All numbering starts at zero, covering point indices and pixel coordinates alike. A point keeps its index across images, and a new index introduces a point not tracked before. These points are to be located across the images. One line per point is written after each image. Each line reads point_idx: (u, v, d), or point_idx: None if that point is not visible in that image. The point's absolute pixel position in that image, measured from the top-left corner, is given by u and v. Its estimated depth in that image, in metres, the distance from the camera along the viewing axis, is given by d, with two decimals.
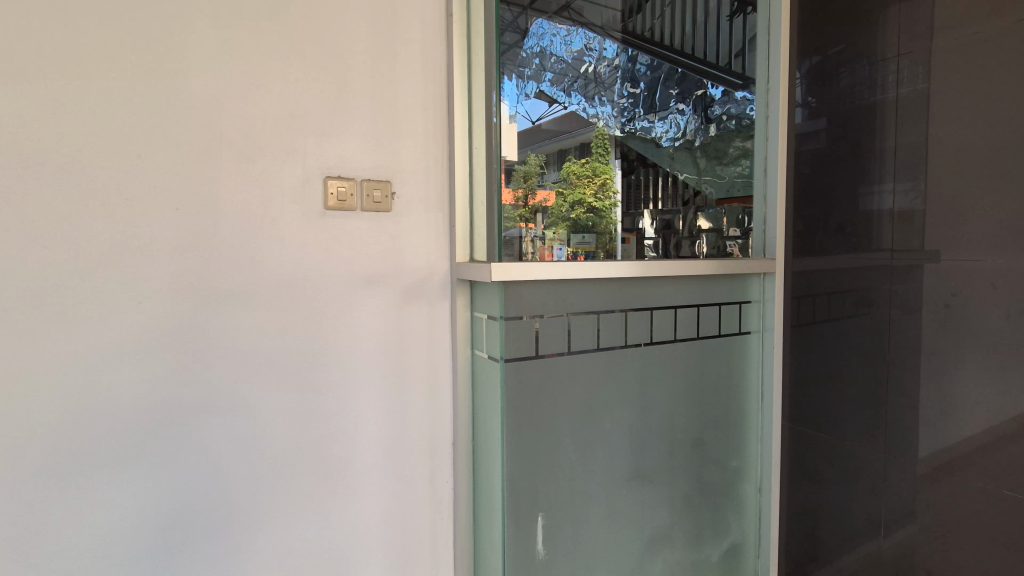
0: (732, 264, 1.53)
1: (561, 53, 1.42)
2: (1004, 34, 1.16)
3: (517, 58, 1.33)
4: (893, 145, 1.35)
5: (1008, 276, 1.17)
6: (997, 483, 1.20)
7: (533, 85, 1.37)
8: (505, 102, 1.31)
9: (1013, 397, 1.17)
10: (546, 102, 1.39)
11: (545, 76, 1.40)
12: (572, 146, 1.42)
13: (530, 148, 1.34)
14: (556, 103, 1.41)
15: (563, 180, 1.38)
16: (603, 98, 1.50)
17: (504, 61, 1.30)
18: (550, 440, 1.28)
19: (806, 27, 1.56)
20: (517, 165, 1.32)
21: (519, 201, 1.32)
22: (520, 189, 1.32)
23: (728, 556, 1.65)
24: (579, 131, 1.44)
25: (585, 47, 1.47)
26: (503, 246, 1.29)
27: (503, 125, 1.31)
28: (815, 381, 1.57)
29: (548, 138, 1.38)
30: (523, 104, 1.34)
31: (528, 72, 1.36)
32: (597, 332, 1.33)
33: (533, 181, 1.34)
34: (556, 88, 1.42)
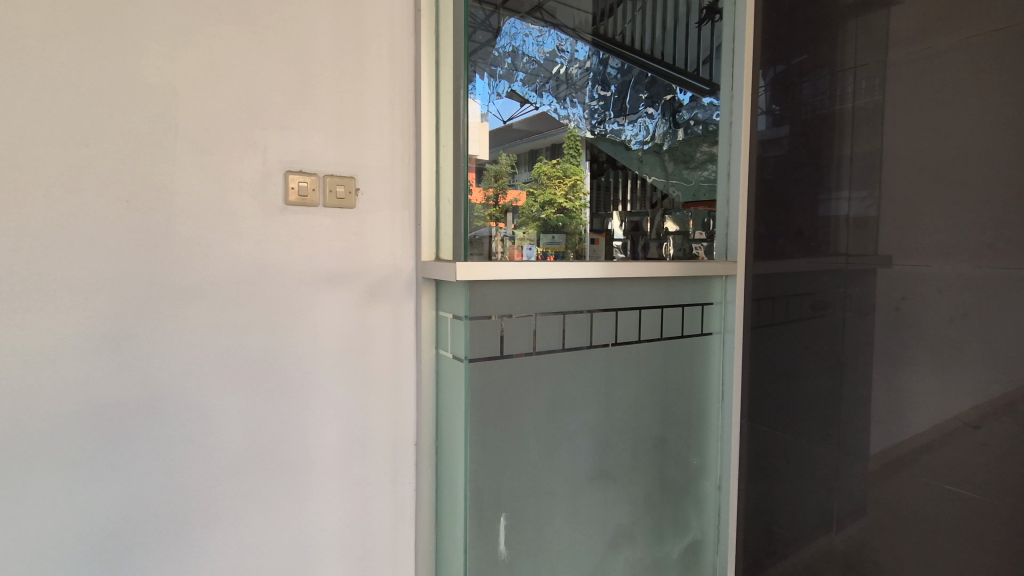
0: (694, 266, 1.57)
1: (532, 53, 1.43)
2: (951, 51, 1.22)
3: (488, 57, 1.33)
4: (849, 154, 1.39)
5: (953, 281, 1.23)
6: (939, 478, 1.26)
7: (504, 85, 1.36)
8: (475, 101, 1.29)
9: (956, 396, 1.23)
10: (517, 102, 1.39)
11: (517, 76, 1.39)
12: (544, 147, 1.43)
13: (502, 147, 1.33)
14: (527, 103, 1.41)
15: (534, 180, 1.39)
16: (574, 99, 1.51)
17: (474, 60, 1.29)
18: (514, 440, 1.28)
19: (770, 36, 1.59)
20: (488, 163, 1.31)
21: (489, 200, 1.31)
22: (491, 189, 1.31)
23: (687, 552, 1.69)
24: (550, 132, 1.45)
25: (557, 48, 1.48)
26: (472, 245, 1.27)
27: (473, 123, 1.30)
28: (773, 381, 1.61)
29: (519, 138, 1.37)
30: (494, 104, 1.33)
31: (500, 72, 1.36)
32: (563, 332, 1.33)
33: (504, 181, 1.33)
34: (527, 89, 1.42)
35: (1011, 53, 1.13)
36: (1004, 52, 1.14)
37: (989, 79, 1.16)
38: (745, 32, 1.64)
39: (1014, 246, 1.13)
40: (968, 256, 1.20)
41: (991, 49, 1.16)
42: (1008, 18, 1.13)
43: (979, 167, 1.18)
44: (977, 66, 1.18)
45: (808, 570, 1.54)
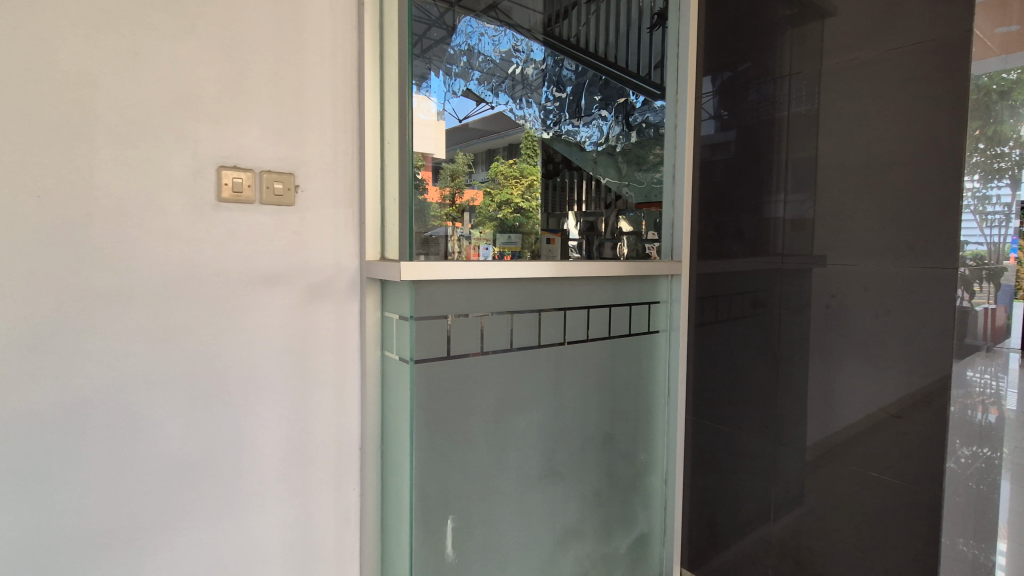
0: (640, 266, 1.60)
1: (488, 53, 1.49)
2: (876, 61, 1.29)
3: (444, 55, 1.33)
4: (785, 159, 1.46)
5: (878, 279, 1.30)
6: (866, 466, 1.34)
7: (460, 83, 1.38)
8: (432, 99, 1.29)
9: (882, 389, 1.30)
10: (473, 101, 1.42)
11: (473, 74, 1.43)
12: (501, 147, 1.47)
13: (458, 147, 1.35)
14: (483, 103, 1.45)
15: (490, 180, 1.41)
16: (528, 100, 1.60)
17: (429, 57, 1.28)
18: (462, 441, 1.27)
19: (713, 42, 1.63)
20: (443, 162, 1.31)
21: (445, 200, 1.30)
22: (447, 189, 1.31)
23: (635, 546, 1.72)
24: (507, 132, 1.51)
25: (512, 49, 1.57)
26: (426, 244, 1.24)
27: (429, 122, 1.29)
28: (715, 377, 1.66)
29: (476, 138, 1.40)
30: (450, 101, 1.35)
31: (456, 70, 1.37)
32: (511, 332, 1.33)
33: (460, 180, 1.34)
34: (483, 88, 1.46)
35: (928, 66, 1.21)
36: (922, 65, 1.22)
37: (908, 91, 1.24)
38: (687, 38, 1.67)
39: (930, 246, 1.21)
40: (890, 256, 1.28)
41: (910, 62, 1.24)
42: (924, 33, 1.21)
43: (900, 172, 1.26)
44: (897, 78, 1.26)
45: (748, 558, 1.60)
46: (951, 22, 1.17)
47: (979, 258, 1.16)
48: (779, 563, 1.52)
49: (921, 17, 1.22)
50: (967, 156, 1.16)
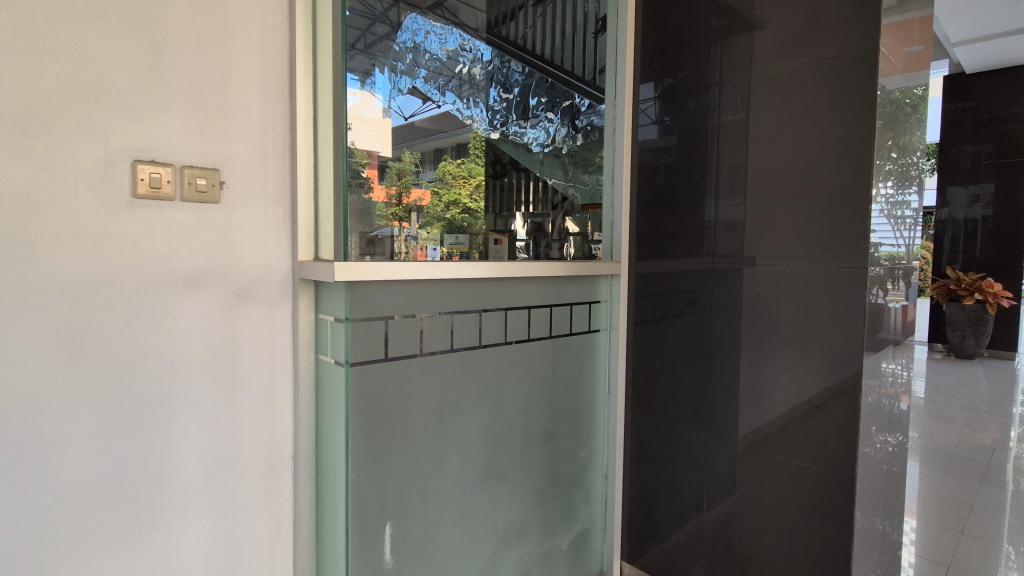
0: (581, 266, 1.63)
1: (434, 51, 1.42)
2: (796, 73, 1.37)
3: (389, 51, 1.28)
4: (717, 164, 1.53)
5: (799, 278, 1.38)
6: (790, 456, 1.41)
7: (406, 81, 1.33)
8: (377, 95, 1.26)
9: (805, 382, 1.38)
10: (420, 99, 1.37)
11: (418, 72, 1.37)
12: (449, 146, 1.45)
13: (405, 146, 1.31)
14: (429, 101, 1.41)
15: (438, 179, 1.38)
16: (475, 100, 1.55)
17: (373, 54, 1.24)
18: (400, 444, 1.25)
19: (648, 50, 1.69)
20: (389, 161, 1.27)
21: (392, 199, 1.27)
22: (394, 187, 1.27)
23: (576, 542, 1.75)
24: (456, 132, 1.48)
25: (459, 48, 1.50)
26: (372, 244, 1.21)
27: (374, 119, 1.25)
28: (653, 374, 1.72)
29: (424, 137, 1.36)
30: (396, 99, 1.30)
31: (401, 67, 1.32)
32: (452, 332, 1.33)
33: (408, 179, 1.30)
34: (429, 86, 1.40)
35: (842, 79, 1.30)
36: (836, 78, 1.31)
37: (824, 102, 1.33)
38: (625, 46, 1.72)
39: (844, 248, 1.30)
40: (810, 256, 1.36)
41: (826, 74, 1.32)
42: (839, 48, 1.30)
43: (818, 178, 1.34)
44: (815, 89, 1.34)
45: (683, 548, 1.66)
46: (861, 40, 1.27)
47: (886, 258, 1.36)
48: (712, 551, 1.59)
49: (835, 33, 1.31)
50: (875, 164, 1.25)
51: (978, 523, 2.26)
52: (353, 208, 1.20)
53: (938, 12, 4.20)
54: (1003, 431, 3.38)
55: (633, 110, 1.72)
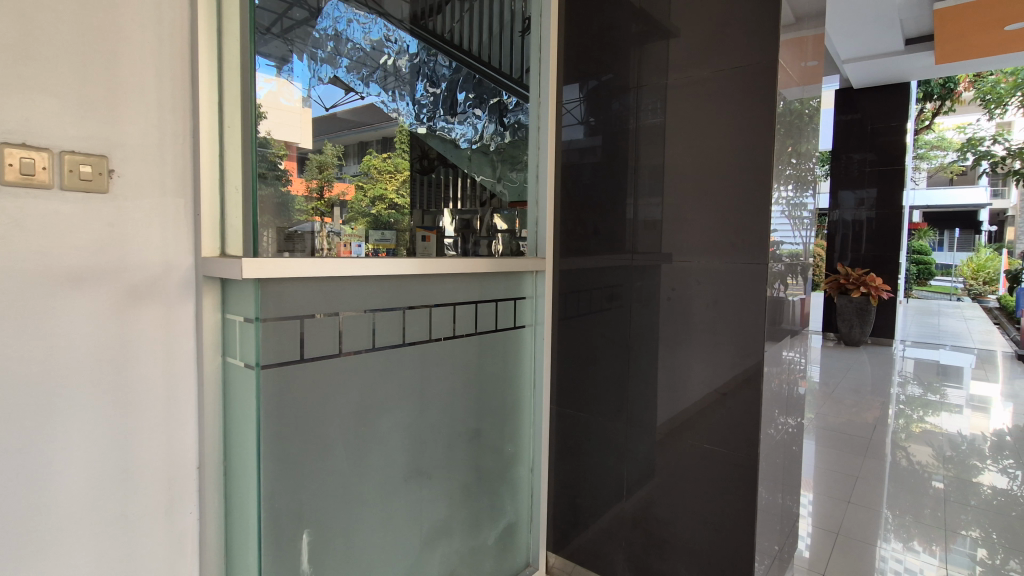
0: (506, 264, 1.65)
1: (357, 40, 1.35)
2: (707, 80, 1.45)
3: (308, 37, 1.21)
4: (637, 166, 1.59)
5: (708, 274, 1.47)
6: (702, 440, 1.50)
7: (327, 70, 1.27)
8: (297, 83, 1.19)
9: (715, 371, 1.47)
10: (342, 89, 1.31)
11: (340, 61, 1.31)
12: (373, 139, 1.39)
13: (327, 137, 1.24)
14: (352, 92, 1.34)
15: (362, 173, 1.33)
16: (400, 92, 1.50)
17: (291, 39, 1.17)
18: (318, 449, 1.20)
19: (571, 53, 1.73)
20: (310, 153, 1.21)
21: (313, 192, 1.20)
22: (315, 180, 1.21)
23: (503, 536, 1.77)
24: (380, 125, 1.42)
25: (383, 39, 1.43)
26: (290, 240, 1.15)
27: (294, 108, 1.19)
28: (577, 367, 1.77)
29: (347, 129, 1.31)
30: (316, 88, 1.24)
31: (322, 55, 1.25)
32: (373, 331, 1.29)
33: (330, 173, 1.24)
34: (352, 76, 1.34)
35: (747, 88, 1.39)
36: (743, 87, 1.40)
37: (731, 108, 1.42)
38: (549, 47, 1.75)
39: (748, 245, 1.40)
40: (718, 253, 1.45)
41: (733, 82, 1.41)
42: (744, 58, 1.40)
43: (725, 180, 1.43)
44: (722, 95, 1.43)
45: (605, 534, 1.72)
46: (763, 52, 1.36)
47: (786, 255, 1.51)
48: (631, 536, 1.66)
49: (741, 44, 1.40)
50: (774, 168, 1.36)
51: (863, 493, 2.52)
52: (269, 202, 1.14)
53: (829, 32, 4.62)
54: (882, 409, 3.80)
55: (556, 114, 1.77)
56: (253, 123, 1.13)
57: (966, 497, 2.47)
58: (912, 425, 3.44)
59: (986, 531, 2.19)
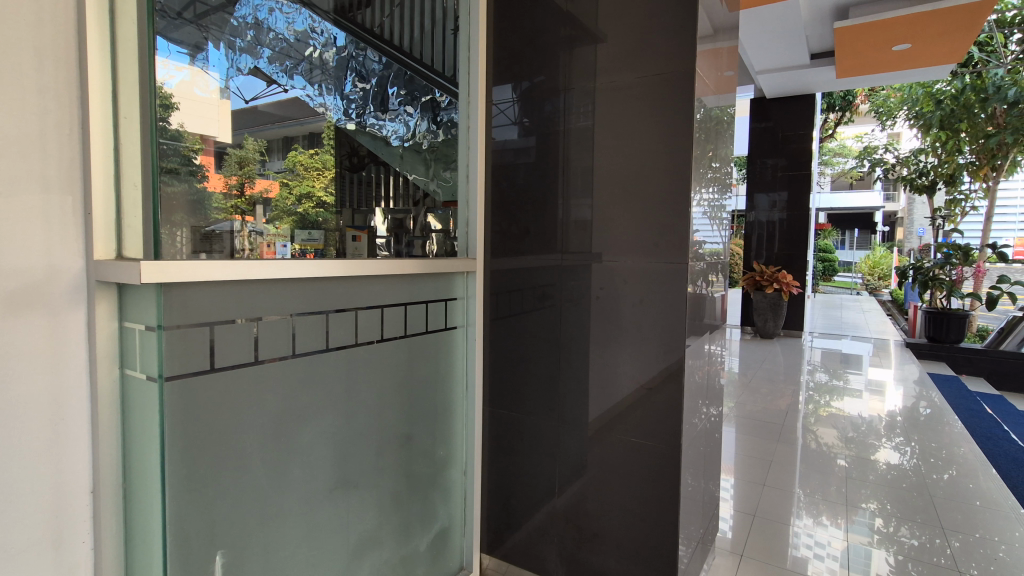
0: (436, 264, 1.63)
1: (280, 30, 1.25)
2: (631, 85, 1.51)
3: (225, 25, 1.12)
4: (570, 168, 1.62)
5: (635, 273, 1.53)
6: (629, 435, 1.56)
7: (247, 60, 1.18)
8: (213, 72, 1.11)
9: (642, 368, 1.53)
10: (263, 81, 1.23)
11: (262, 52, 1.22)
12: (299, 135, 1.30)
13: (247, 131, 1.17)
14: (275, 84, 1.26)
15: (288, 170, 1.26)
16: (327, 87, 1.41)
17: (205, 25, 1.09)
18: (233, 464, 1.12)
19: (501, 54, 1.75)
20: (229, 147, 1.13)
21: (232, 189, 1.13)
22: (235, 177, 1.13)
23: (436, 542, 1.73)
24: (306, 120, 1.33)
25: (309, 30, 1.33)
26: (208, 240, 1.08)
27: (210, 100, 1.11)
28: (510, 367, 1.77)
29: (270, 123, 1.23)
30: (235, 79, 1.15)
31: (241, 44, 1.16)
32: (293, 336, 1.23)
33: (251, 169, 1.17)
34: (275, 68, 1.26)
35: (668, 95, 1.45)
36: (662, 94, 1.46)
37: (654, 114, 1.48)
38: (478, 45, 1.75)
39: (670, 245, 1.47)
40: (643, 253, 1.51)
41: (656, 87, 1.47)
42: (664, 66, 1.46)
43: (649, 183, 1.50)
44: (646, 101, 1.49)
45: (539, 532, 1.74)
46: (682, 61, 1.43)
47: (708, 254, 1.64)
48: (563, 531, 1.70)
49: (662, 51, 1.46)
50: (693, 172, 1.44)
51: (778, 476, 2.70)
52: (182, 199, 1.07)
53: (743, 44, 4.91)
54: (794, 396, 4.10)
55: (486, 110, 1.77)
56: (160, 114, 1.04)
57: (865, 473, 2.71)
58: (819, 410, 3.74)
59: (882, 503, 2.41)
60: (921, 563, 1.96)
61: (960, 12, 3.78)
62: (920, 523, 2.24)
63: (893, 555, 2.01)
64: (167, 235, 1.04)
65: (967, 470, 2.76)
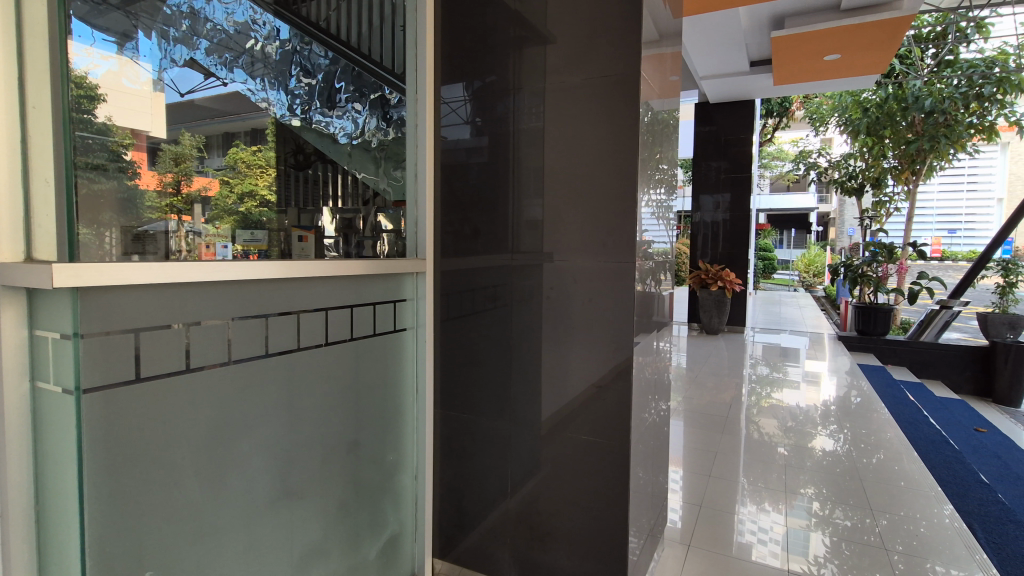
0: (384, 265, 1.60)
1: (218, 20, 1.18)
2: (579, 86, 1.53)
3: (157, 12, 1.05)
4: (521, 168, 1.62)
5: (584, 273, 1.55)
6: (580, 433, 1.57)
7: (182, 51, 1.10)
8: (145, 63, 1.03)
9: (593, 366, 1.55)
10: (200, 74, 1.14)
11: (198, 43, 1.14)
12: (241, 131, 1.24)
13: (184, 126, 1.09)
14: (213, 77, 1.18)
15: (228, 167, 1.19)
16: (271, 82, 1.33)
17: (133, 12, 1.01)
18: (162, 480, 1.05)
19: (451, 52, 1.72)
20: (163, 143, 1.06)
21: (167, 186, 1.06)
22: (170, 174, 1.07)
23: (386, 549, 1.69)
24: (248, 115, 1.26)
25: (250, 21, 1.25)
26: (140, 241, 1.01)
27: (142, 92, 1.03)
28: (462, 369, 1.76)
29: (208, 118, 1.16)
30: (168, 70, 1.08)
31: (175, 34, 1.09)
32: (229, 343, 1.17)
33: (188, 165, 1.10)
34: (213, 60, 1.18)
35: (615, 97, 1.48)
36: (610, 96, 1.49)
37: (602, 116, 1.50)
38: (425, 41, 1.71)
39: (617, 245, 1.50)
40: (592, 253, 1.53)
41: (603, 89, 1.50)
42: (610, 68, 1.48)
43: (597, 184, 1.52)
44: (594, 102, 1.51)
45: (492, 534, 1.74)
46: (627, 63, 1.46)
47: (656, 254, 1.69)
48: (515, 531, 1.70)
49: (608, 53, 1.49)
50: (639, 173, 1.47)
51: (723, 466, 2.81)
52: (111, 197, 0.99)
53: (686, 51, 5.09)
54: (738, 389, 4.27)
55: (434, 109, 1.74)
56: (80, 105, 0.96)
57: (803, 460, 2.86)
58: (762, 402, 3.91)
59: (818, 488, 2.54)
60: (853, 542, 2.08)
61: (883, 26, 4.05)
62: (852, 505, 2.38)
63: (829, 537, 2.12)
64: (92, 236, 0.97)
65: (893, 453, 2.96)
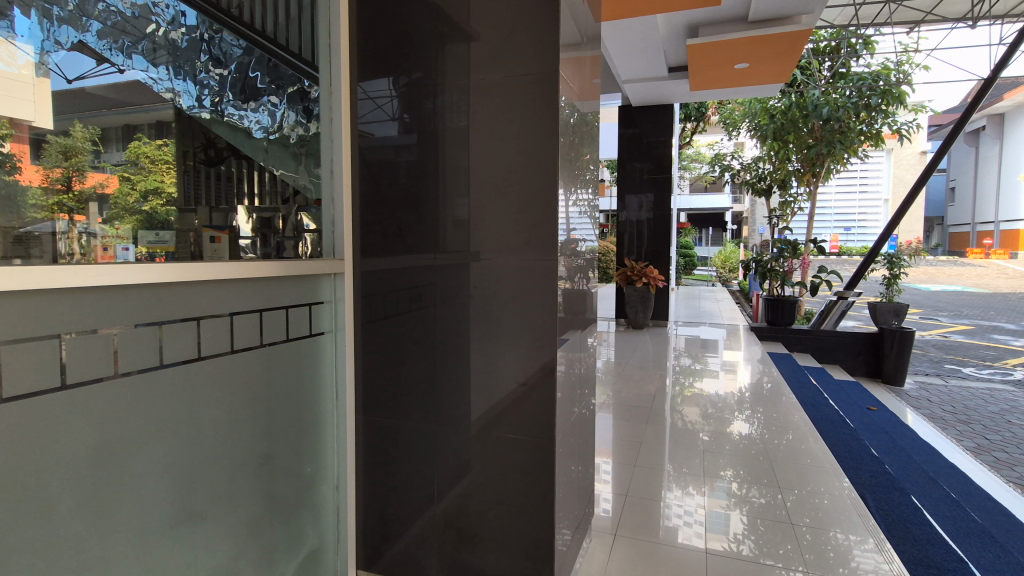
0: (299, 267, 1.52)
1: (112, 1, 1.04)
2: (500, 84, 1.52)
3: None
4: (445, 166, 1.60)
5: (509, 272, 1.55)
6: (507, 432, 1.58)
7: (70, 33, 0.97)
8: (24, 44, 0.89)
9: (519, 365, 1.55)
10: (92, 59, 1.02)
11: (88, 25, 1.01)
12: (144, 123, 1.12)
13: (77, 116, 0.99)
14: (108, 64, 1.05)
15: (129, 162, 1.09)
16: (180, 71, 1.20)
17: None
18: (38, 512, 0.94)
19: (370, 46, 1.66)
20: (50, 134, 0.95)
21: (59, 184, 0.96)
22: (58, 170, 0.96)
23: (306, 564, 1.61)
24: (152, 107, 1.14)
25: (149, 4, 1.12)
26: (22, 244, 0.91)
27: (22, 78, 0.90)
28: (386, 372, 1.70)
29: (105, 109, 1.04)
30: (52, 54, 0.95)
31: (59, 13, 0.95)
32: (117, 354, 1.06)
33: (81, 161, 1.00)
34: (107, 45, 1.04)
35: (538, 96, 1.48)
36: (532, 96, 1.49)
37: (523, 114, 1.51)
38: (340, 33, 1.64)
39: (540, 244, 1.51)
40: (517, 252, 1.54)
41: (524, 87, 1.50)
42: (531, 67, 1.49)
43: (521, 183, 1.52)
44: (516, 101, 1.51)
45: (419, 539, 1.71)
46: (547, 62, 1.47)
47: (581, 252, 1.72)
48: (443, 535, 1.67)
49: (530, 53, 1.49)
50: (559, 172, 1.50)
51: (648, 455, 2.91)
52: None
53: (610, 54, 5.24)
54: (662, 381, 4.46)
55: (350, 104, 1.67)
56: None
57: (721, 445, 3.03)
58: (684, 392, 4.11)
59: (736, 470, 2.70)
60: (767, 519, 2.22)
61: (787, 38, 4.37)
62: (765, 484, 2.54)
63: (746, 515, 2.26)
64: None
65: (801, 434, 3.20)
